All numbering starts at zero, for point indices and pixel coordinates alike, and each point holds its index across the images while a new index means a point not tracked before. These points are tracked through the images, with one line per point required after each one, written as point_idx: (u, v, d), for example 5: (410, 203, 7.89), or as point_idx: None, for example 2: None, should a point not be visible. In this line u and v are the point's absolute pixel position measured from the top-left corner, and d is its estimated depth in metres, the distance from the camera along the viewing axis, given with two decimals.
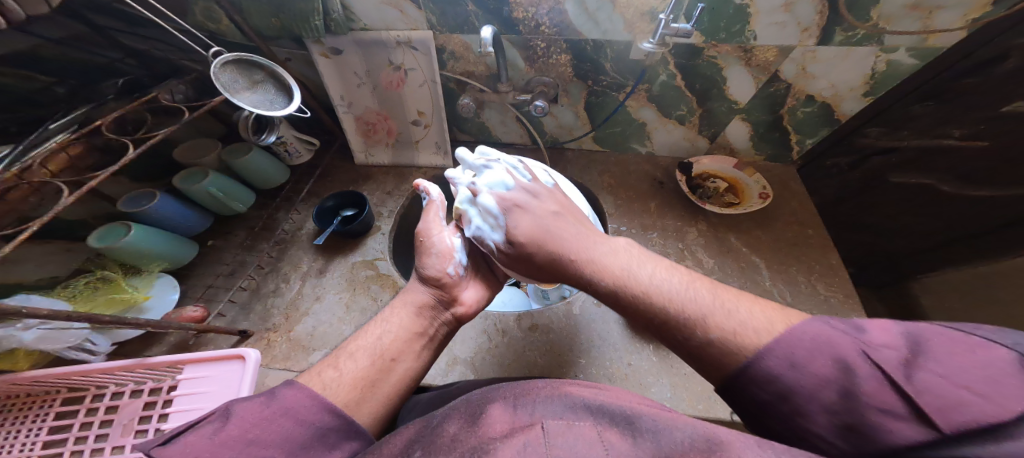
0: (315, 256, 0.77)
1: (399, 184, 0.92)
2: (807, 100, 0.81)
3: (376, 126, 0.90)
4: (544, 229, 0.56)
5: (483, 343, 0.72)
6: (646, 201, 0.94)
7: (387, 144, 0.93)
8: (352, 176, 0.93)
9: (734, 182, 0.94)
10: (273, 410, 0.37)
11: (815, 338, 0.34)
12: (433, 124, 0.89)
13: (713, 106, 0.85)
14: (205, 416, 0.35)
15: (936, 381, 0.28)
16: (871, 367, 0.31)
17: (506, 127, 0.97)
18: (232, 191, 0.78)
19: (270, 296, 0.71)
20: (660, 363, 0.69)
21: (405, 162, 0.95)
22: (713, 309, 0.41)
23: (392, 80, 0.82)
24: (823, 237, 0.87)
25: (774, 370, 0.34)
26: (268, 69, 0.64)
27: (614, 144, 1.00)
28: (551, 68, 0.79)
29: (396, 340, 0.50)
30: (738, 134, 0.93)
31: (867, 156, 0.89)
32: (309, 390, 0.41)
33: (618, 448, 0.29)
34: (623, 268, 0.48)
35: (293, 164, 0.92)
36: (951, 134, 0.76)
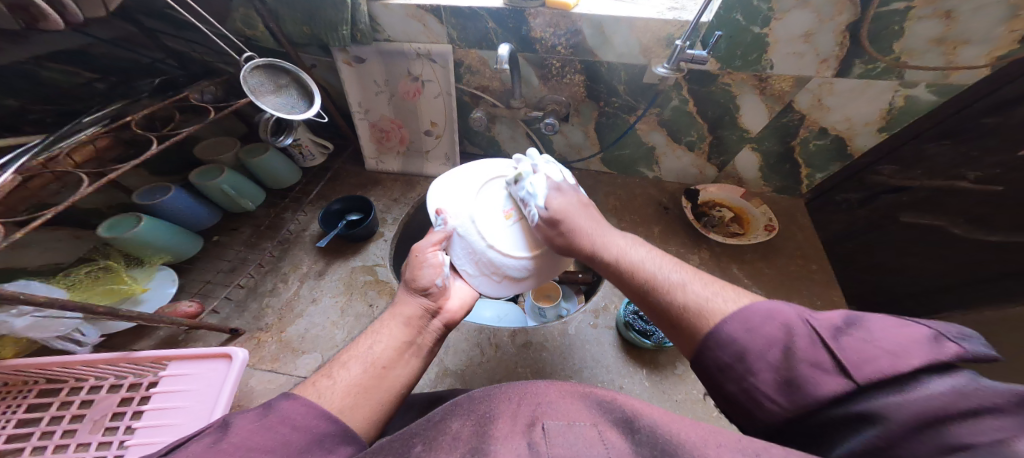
0: (315, 258, 0.75)
1: (406, 191, 0.91)
2: (820, 133, 0.81)
3: (389, 133, 0.90)
4: (574, 210, 0.57)
5: (475, 357, 0.69)
6: (650, 226, 0.92)
7: (398, 152, 0.93)
8: (361, 182, 0.92)
9: (741, 212, 0.93)
10: (270, 421, 0.34)
11: (772, 315, 0.36)
12: (445, 135, 0.88)
13: (724, 134, 0.84)
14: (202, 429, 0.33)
15: (859, 344, 0.31)
16: (807, 329, 0.34)
17: (516, 143, 0.97)
18: (244, 189, 0.77)
19: (266, 295, 0.69)
20: (654, 389, 0.65)
21: (414, 171, 0.94)
22: (689, 280, 0.45)
23: (409, 90, 0.82)
24: (827, 273, 0.84)
25: (732, 334, 0.37)
26: (293, 75, 0.64)
27: (623, 167, 1.00)
28: (565, 88, 0.80)
29: (388, 348, 0.47)
30: (747, 164, 0.93)
31: (879, 194, 0.88)
32: (305, 399, 0.38)
33: (617, 446, 0.31)
34: (624, 250, 0.52)
35: (306, 166, 0.92)
36: (964, 176, 0.75)
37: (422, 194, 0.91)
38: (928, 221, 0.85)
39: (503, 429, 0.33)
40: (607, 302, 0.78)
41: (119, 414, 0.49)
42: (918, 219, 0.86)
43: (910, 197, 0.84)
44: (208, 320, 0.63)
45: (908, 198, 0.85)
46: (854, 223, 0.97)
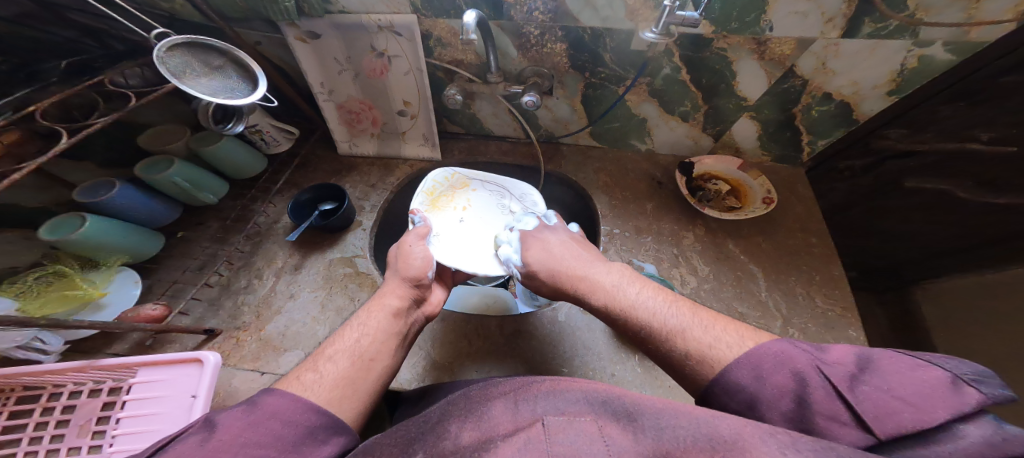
0: (290, 251, 0.73)
1: (384, 176, 0.87)
2: (825, 98, 0.74)
3: (360, 115, 0.85)
4: (554, 253, 0.59)
5: (462, 347, 0.69)
6: (643, 203, 0.91)
7: (372, 134, 0.88)
8: (335, 168, 0.88)
9: (738, 185, 0.91)
10: (257, 417, 0.35)
11: (779, 353, 0.37)
12: (421, 114, 0.83)
13: (719, 103, 0.78)
14: (185, 429, 0.33)
15: (874, 393, 0.31)
16: (820, 377, 0.34)
17: (499, 119, 0.91)
18: (200, 181, 0.73)
19: (241, 292, 0.68)
20: (644, 374, 0.66)
21: (391, 153, 0.90)
22: (691, 325, 0.44)
23: (375, 67, 0.76)
24: (826, 246, 0.84)
25: (741, 382, 0.37)
26: (229, 56, 0.58)
27: (612, 140, 0.96)
28: (546, 58, 0.73)
29: (375, 341, 0.47)
30: (745, 133, 0.88)
31: (883, 160, 0.85)
32: (291, 394, 0.39)
33: (618, 443, 0.31)
34: (614, 284, 0.53)
35: (271, 153, 0.87)
36: (978, 137, 0.72)
37: (401, 178, 0.87)
38: (933, 187, 0.83)
39: (506, 428, 0.34)
40: None
41: (104, 418, 0.50)
42: (924, 184, 0.84)
43: (916, 162, 0.81)
44: (179, 322, 0.62)
45: (914, 164, 0.82)
46: (857, 190, 0.95)
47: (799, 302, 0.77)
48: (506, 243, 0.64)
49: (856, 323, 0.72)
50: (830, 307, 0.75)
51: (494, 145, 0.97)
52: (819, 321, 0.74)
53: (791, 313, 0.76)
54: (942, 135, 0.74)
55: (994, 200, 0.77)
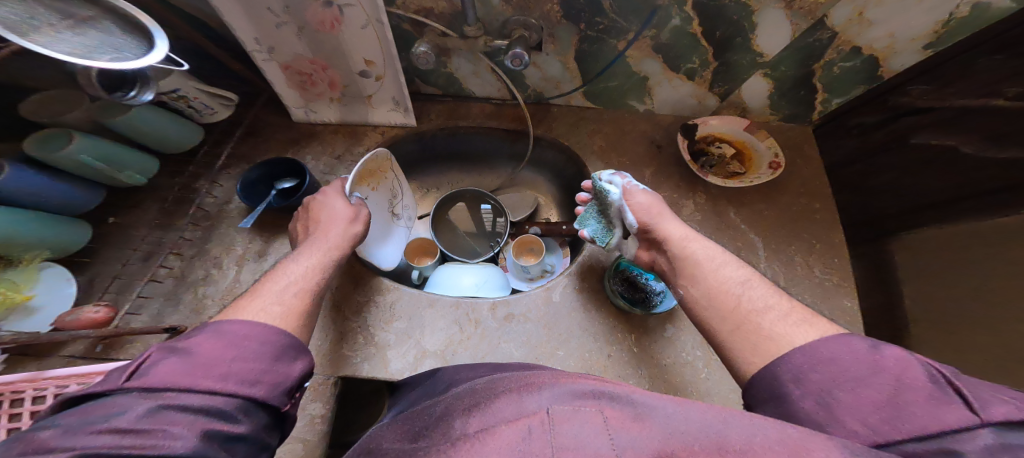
0: (249, 238, 0.70)
1: (349, 145, 0.82)
2: (851, 53, 0.65)
3: (313, 76, 0.74)
4: (659, 209, 0.66)
5: (454, 334, 0.71)
6: (642, 169, 0.88)
7: (331, 98, 0.80)
8: (290, 137, 0.82)
9: (743, 148, 0.86)
10: (215, 340, 0.37)
11: (875, 346, 0.38)
12: (388, 75, 0.74)
13: (732, 59, 0.69)
14: (131, 358, 0.33)
15: (979, 390, 0.30)
16: (925, 370, 0.33)
17: (481, 79, 0.83)
18: (115, 158, 0.62)
19: (199, 284, 0.66)
20: (640, 354, 0.70)
21: (355, 118, 0.83)
22: (762, 301, 0.49)
23: (324, 19, 0.62)
24: (828, 211, 0.88)
25: (832, 355, 0.39)
26: (99, 6, 0.46)
27: (607, 101, 0.88)
28: (535, 6, 0.61)
29: (311, 276, 0.53)
30: (755, 92, 0.80)
31: (897, 116, 0.81)
32: (248, 320, 0.42)
33: (624, 436, 0.28)
34: (719, 261, 0.57)
35: (205, 122, 0.78)
36: (1005, 93, 0.65)
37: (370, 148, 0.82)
38: None
39: (508, 416, 0.32)
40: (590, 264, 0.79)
41: None
42: (932, 141, 0.77)
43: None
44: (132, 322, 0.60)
45: (929, 119, 0.76)
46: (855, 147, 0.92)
47: (798, 273, 0.83)
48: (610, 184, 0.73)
49: (850, 292, 0.80)
50: (828, 277, 0.82)
51: (478, 108, 0.91)
52: (816, 291, 0.81)
53: (791, 283, 0.81)
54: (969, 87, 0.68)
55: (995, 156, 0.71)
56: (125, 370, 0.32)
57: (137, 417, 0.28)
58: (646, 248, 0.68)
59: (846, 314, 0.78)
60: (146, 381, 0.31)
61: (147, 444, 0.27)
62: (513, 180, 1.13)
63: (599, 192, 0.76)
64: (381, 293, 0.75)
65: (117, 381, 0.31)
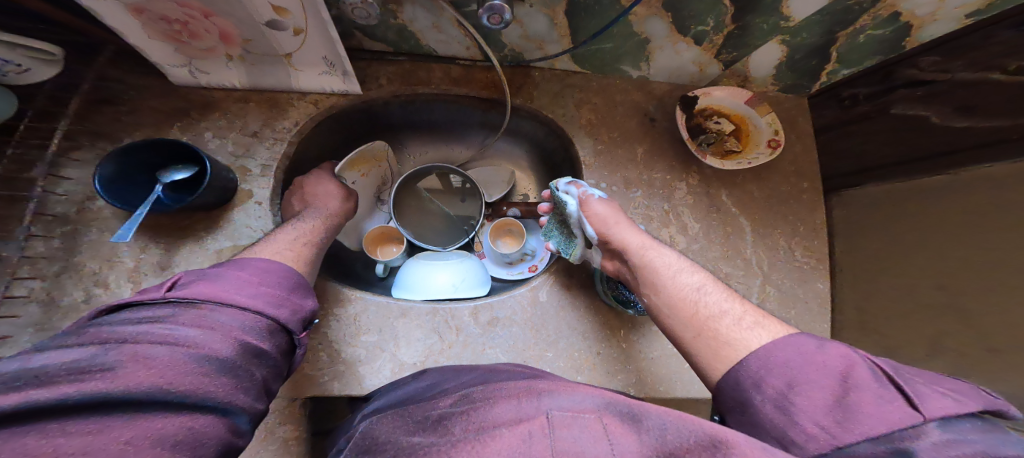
0: (138, 244, 0.60)
1: (268, 119, 0.68)
2: (887, 20, 0.57)
3: (192, 26, 0.53)
4: (615, 213, 0.65)
5: (433, 344, 0.67)
6: (633, 147, 0.79)
7: (229, 56, 0.61)
8: (176, 106, 0.66)
9: (741, 123, 0.78)
10: (246, 272, 0.46)
11: (821, 344, 0.37)
12: (311, 28, 0.55)
13: (753, 21, 0.57)
14: (182, 280, 0.42)
15: (913, 383, 0.32)
16: (867, 363, 0.34)
17: (444, 34, 0.66)
18: None
19: (81, 307, 0.55)
20: (627, 351, 0.71)
21: (270, 81, 0.67)
22: (714, 304, 0.48)
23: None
24: (816, 192, 0.86)
25: (787, 358, 0.37)
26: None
27: (598, 65, 0.75)
28: None
29: (311, 233, 0.62)
30: (764, 60, 0.70)
31: (893, 89, 0.76)
32: (271, 262, 0.51)
33: (622, 442, 0.29)
34: (674, 264, 0.56)
35: (19, 80, 0.56)
36: (1002, 67, 0.60)
37: (299, 123, 0.69)
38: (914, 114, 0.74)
39: (511, 418, 0.33)
40: (569, 265, 0.76)
41: None
42: (907, 111, 0.75)
43: (926, 92, 0.71)
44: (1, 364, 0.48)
45: (923, 93, 0.72)
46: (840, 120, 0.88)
47: (780, 257, 0.83)
48: (567, 192, 0.69)
49: (826, 274, 0.82)
50: (807, 261, 0.83)
51: (437, 70, 0.75)
52: (794, 275, 0.82)
53: (773, 269, 0.82)
54: (972, 61, 0.63)
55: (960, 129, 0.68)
56: (167, 285, 0.41)
57: (182, 321, 0.37)
58: (610, 258, 0.66)
59: (820, 296, 0.81)
60: (195, 291, 0.40)
61: (183, 338, 0.34)
62: (485, 153, 0.99)
63: (556, 200, 0.73)
64: (341, 306, 0.67)
65: (160, 292, 0.40)
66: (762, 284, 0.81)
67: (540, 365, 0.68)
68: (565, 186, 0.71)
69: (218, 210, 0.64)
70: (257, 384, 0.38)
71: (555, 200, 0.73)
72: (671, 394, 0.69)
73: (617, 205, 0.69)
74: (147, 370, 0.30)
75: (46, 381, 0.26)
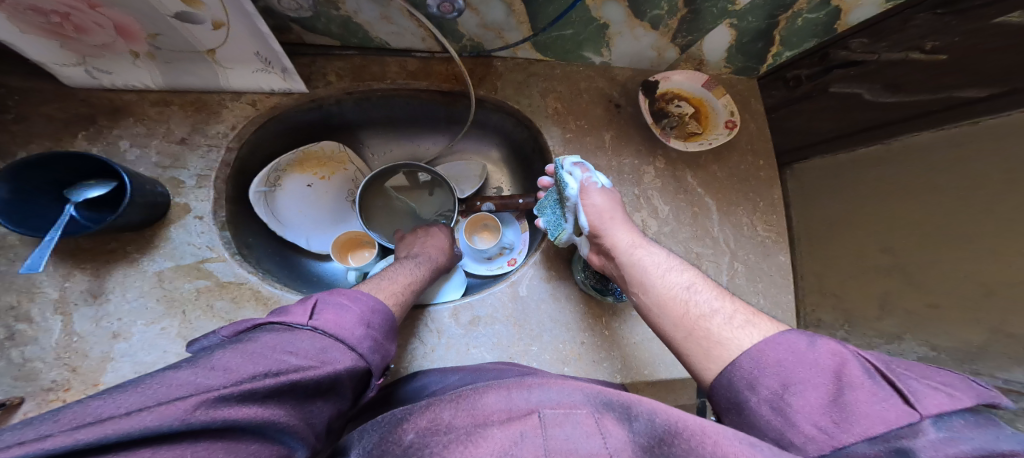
0: (61, 272, 0.53)
1: (206, 123, 0.63)
2: (820, 4, 0.60)
3: (73, 19, 0.46)
4: (608, 213, 0.65)
5: (415, 350, 0.65)
6: (600, 134, 0.80)
7: (135, 53, 0.54)
8: (84, 112, 0.58)
9: (700, 106, 0.81)
10: (361, 313, 0.47)
11: (812, 341, 0.37)
12: (233, 21, 0.50)
13: (702, 6, 0.59)
14: (315, 307, 0.44)
15: (907, 379, 0.31)
16: (861, 360, 0.34)
17: (395, 25, 0.63)
18: None
19: (12, 344, 0.49)
20: (610, 336, 0.72)
21: (188, 79, 0.60)
22: (703, 304, 0.48)
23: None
24: (771, 169, 0.90)
25: (781, 357, 0.36)
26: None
27: (561, 52, 0.75)
28: None
29: (418, 279, 0.66)
30: (716, 44, 0.73)
31: (829, 69, 0.81)
32: (382, 306, 0.50)
33: (615, 435, 0.31)
34: (659, 268, 0.57)
35: None
36: (924, 46, 0.66)
37: (236, 126, 0.64)
38: (849, 91, 0.79)
39: (500, 415, 0.34)
40: (545, 255, 0.77)
41: None
42: (844, 89, 0.80)
43: (858, 71, 0.77)
44: None
45: (856, 72, 0.77)
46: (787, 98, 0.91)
47: (744, 233, 0.87)
48: (569, 173, 0.67)
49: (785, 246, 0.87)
50: (768, 234, 0.87)
51: (394, 61, 0.71)
52: (757, 249, 0.87)
53: (738, 245, 0.86)
54: (896, 42, 0.69)
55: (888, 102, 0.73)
56: (307, 310, 0.43)
57: (306, 355, 0.37)
58: (596, 253, 0.67)
59: (782, 268, 0.86)
60: (325, 328, 0.41)
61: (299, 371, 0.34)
62: (453, 148, 0.96)
63: (557, 179, 0.70)
64: None
65: (303, 319, 0.41)
66: (730, 260, 0.85)
67: (525, 360, 0.68)
68: (575, 162, 0.69)
69: (155, 225, 0.58)
70: (320, 425, 0.36)
71: (557, 179, 0.71)
72: (655, 376, 0.71)
73: (616, 196, 0.70)
74: (253, 404, 0.29)
75: (197, 396, 0.26)
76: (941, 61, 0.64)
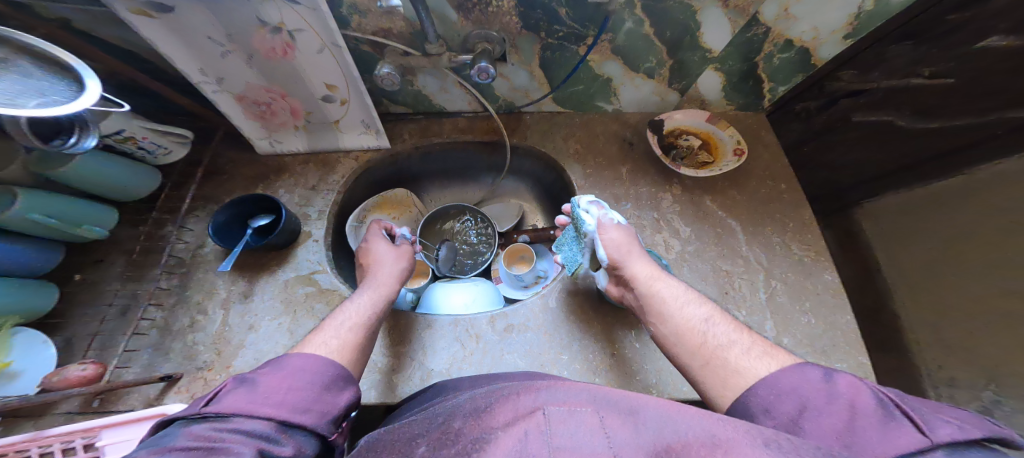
0: (232, 278, 0.70)
1: (325, 176, 0.84)
2: (785, 46, 0.74)
3: (272, 105, 0.74)
4: (624, 248, 0.69)
5: (456, 352, 0.73)
6: (617, 168, 0.92)
7: (296, 127, 0.80)
8: (260, 172, 0.82)
9: (709, 138, 0.92)
10: (281, 376, 0.48)
11: (828, 376, 0.43)
12: (350, 98, 0.73)
13: (685, 57, 0.74)
14: (222, 388, 0.44)
15: (917, 411, 0.35)
16: (872, 395, 0.38)
17: (450, 94, 0.85)
18: (69, 214, 0.57)
19: (187, 332, 0.65)
20: (643, 348, 0.74)
21: (326, 145, 0.84)
22: (723, 338, 0.53)
23: (274, 46, 0.61)
24: (794, 192, 0.94)
25: (794, 389, 0.42)
26: (10, 43, 0.43)
27: (578, 104, 0.93)
28: (494, 19, 0.65)
29: (358, 314, 0.64)
30: (710, 86, 0.87)
31: (836, 100, 0.91)
32: (305, 357, 0.52)
33: (621, 435, 0.28)
34: (680, 302, 0.60)
35: (164, 163, 0.75)
36: (918, 73, 0.75)
37: (345, 175, 0.84)
38: (878, 118, 0.87)
39: (505, 419, 0.32)
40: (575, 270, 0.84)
41: None
42: (868, 116, 0.88)
43: (865, 99, 0.86)
44: (123, 376, 0.59)
45: (864, 99, 0.86)
46: (808, 129, 1.03)
47: (777, 253, 0.87)
48: (586, 212, 0.73)
49: (827, 265, 0.85)
50: (805, 253, 0.87)
51: (450, 121, 0.93)
52: (795, 268, 0.85)
53: (773, 264, 0.86)
54: (888, 71, 0.78)
55: (924, 126, 0.80)
56: (207, 397, 0.43)
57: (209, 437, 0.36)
58: (614, 283, 0.72)
59: (829, 287, 0.83)
60: (235, 402, 0.42)
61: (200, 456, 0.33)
62: (495, 192, 1.14)
63: (575, 218, 0.76)
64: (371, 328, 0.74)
65: (197, 407, 0.41)
66: (765, 278, 0.84)
67: (556, 369, 0.72)
68: (591, 204, 0.74)
69: None
70: None
71: (575, 218, 0.76)
72: (696, 394, 0.69)
73: (632, 232, 0.74)
74: None
75: None
76: (947, 83, 0.72)
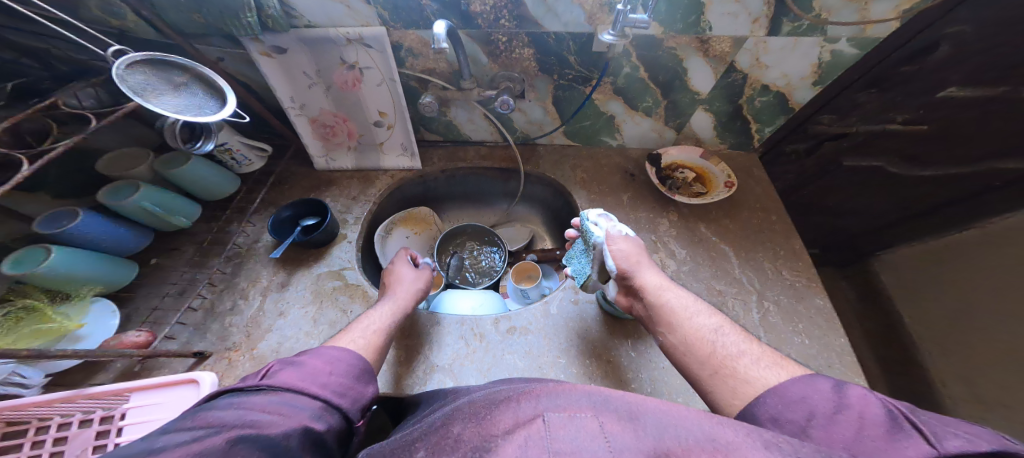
0: (273, 269, 0.79)
1: (364, 189, 0.96)
2: (762, 90, 0.87)
3: (335, 127, 0.91)
4: (634, 259, 0.70)
5: (460, 349, 0.77)
6: (619, 195, 1.01)
7: (348, 147, 0.95)
8: (313, 183, 0.95)
9: (702, 172, 1.01)
10: (323, 361, 0.52)
11: (839, 387, 0.43)
12: (397, 123, 0.90)
13: (677, 97, 0.88)
14: (270, 366, 0.48)
15: (927, 422, 0.35)
16: (885, 407, 0.39)
17: (475, 125, 0.99)
18: (170, 205, 0.74)
19: (227, 315, 0.72)
20: (638, 358, 0.77)
21: (370, 165, 0.98)
22: (732, 349, 0.53)
23: (347, 79, 0.81)
24: (784, 222, 1.00)
25: (803, 398, 0.43)
26: (191, 72, 0.58)
27: (585, 138, 1.05)
28: (516, 63, 0.80)
29: (379, 319, 0.66)
30: (702, 125, 0.99)
31: (822, 141, 0.99)
32: (345, 350, 0.55)
33: (621, 439, 0.28)
34: (688, 311, 0.61)
35: (243, 172, 0.92)
36: (895, 119, 0.85)
37: (382, 189, 0.96)
38: (868, 164, 0.97)
39: (506, 425, 0.33)
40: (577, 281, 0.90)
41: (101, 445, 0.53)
42: (860, 162, 0.98)
43: (848, 143, 0.95)
44: (166, 346, 0.66)
45: (848, 143, 0.96)
46: (803, 170, 1.10)
47: (770, 277, 0.91)
48: (594, 223, 0.75)
49: (819, 290, 0.87)
50: (797, 279, 0.90)
51: (473, 149, 1.06)
52: (788, 292, 0.88)
53: (765, 288, 0.89)
54: (862, 117, 0.88)
55: (921, 172, 0.90)
56: (259, 374, 0.47)
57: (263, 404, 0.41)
58: (623, 293, 0.72)
59: (822, 310, 0.84)
60: (291, 377, 0.46)
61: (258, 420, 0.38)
62: (509, 215, 1.23)
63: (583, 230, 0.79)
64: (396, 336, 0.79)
65: (254, 380, 0.45)
66: (758, 300, 0.87)
67: (554, 372, 0.74)
68: (597, 214, 0.78)
69: None
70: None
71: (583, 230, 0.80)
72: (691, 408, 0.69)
73: (640, 243, 0.76)
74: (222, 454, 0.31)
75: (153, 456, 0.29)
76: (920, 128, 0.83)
